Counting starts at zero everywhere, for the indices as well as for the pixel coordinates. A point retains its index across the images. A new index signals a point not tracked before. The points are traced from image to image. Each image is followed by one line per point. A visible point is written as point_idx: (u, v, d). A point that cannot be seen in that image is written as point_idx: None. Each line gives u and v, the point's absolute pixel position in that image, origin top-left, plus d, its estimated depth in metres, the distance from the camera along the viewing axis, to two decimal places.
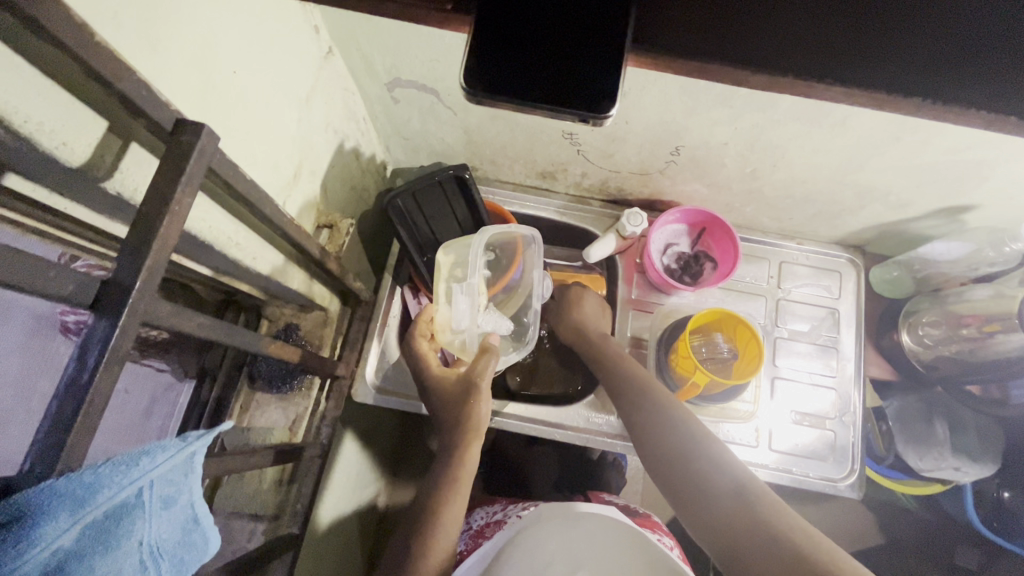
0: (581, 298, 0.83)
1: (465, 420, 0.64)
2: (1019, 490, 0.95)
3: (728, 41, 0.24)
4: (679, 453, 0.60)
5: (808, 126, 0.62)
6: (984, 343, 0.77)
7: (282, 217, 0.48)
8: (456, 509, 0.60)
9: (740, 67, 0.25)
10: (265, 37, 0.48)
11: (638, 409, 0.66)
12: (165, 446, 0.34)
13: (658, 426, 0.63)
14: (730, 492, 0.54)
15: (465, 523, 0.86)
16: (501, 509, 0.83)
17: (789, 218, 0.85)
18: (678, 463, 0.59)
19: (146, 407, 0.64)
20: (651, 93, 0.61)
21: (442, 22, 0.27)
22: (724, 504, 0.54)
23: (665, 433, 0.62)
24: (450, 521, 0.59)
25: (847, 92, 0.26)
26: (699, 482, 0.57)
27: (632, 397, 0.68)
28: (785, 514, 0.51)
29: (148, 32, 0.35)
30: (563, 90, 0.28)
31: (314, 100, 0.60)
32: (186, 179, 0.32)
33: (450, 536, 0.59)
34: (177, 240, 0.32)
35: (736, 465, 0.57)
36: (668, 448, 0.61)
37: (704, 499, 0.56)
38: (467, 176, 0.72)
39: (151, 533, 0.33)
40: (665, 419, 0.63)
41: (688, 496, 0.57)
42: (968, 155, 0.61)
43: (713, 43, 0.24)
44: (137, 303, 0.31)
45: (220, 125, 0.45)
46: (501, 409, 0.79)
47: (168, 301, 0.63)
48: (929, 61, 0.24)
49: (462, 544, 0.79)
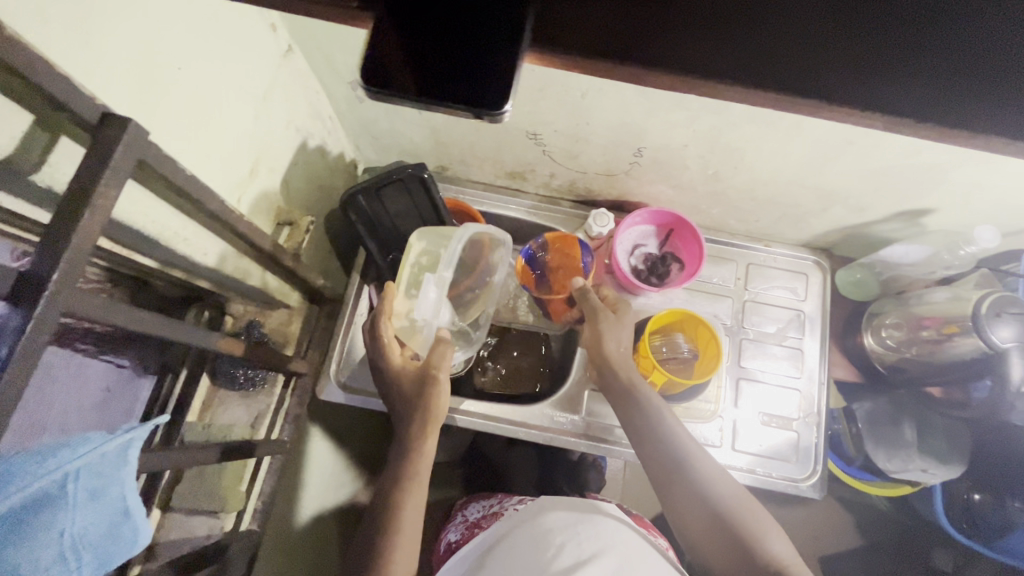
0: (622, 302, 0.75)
1: (426, 410, 0.65)
2: (988, 493, 0.96)
3: (621, 44, 0.25)
4: (680, 486, 0.59)
5: (763, 129, 0.62)
6: (944, 345, 0.76)
7: (228, 212, 0.48)
8: (412, 501, 0.61)
9: (633, 65, 0.26)
10: (215, 34, 0.48)
11: (634, 433, 0.64)
12: (89, 438, 0.35)
13: (654, 453, 0.61)
14: (730, 535, 0.55)
15: (462, 516, 0.90)
16: (497, 503, 0.86)
17: (755, 221, 0.86)
18: (678, 495, 0.59)
19: (126, 407, 0.67)
20: (608, 96, 0.61)
21: (348, 20, 0.27)
22: (724, 546, 0.55)
23: (663, 462, 0.61)
24: (409, 522, 0.59)
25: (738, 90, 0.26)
26: (700, 518, 0.57)
27: (629, 418, 0.65)
28: (763, 522, 0.56)
29: (80, 28, 0.36)
30: (455, 87, 0.27)
31: (272, 97, 0.60)
32: (109, 172, 0.32)
33: (413, 536, 0.59)
34: (100, 233, 0.33)
35: (737, 501, 0.57)
36: (668, 480, 0.60)
37: (705, 536, 0.56)
38: (426, 175, 0.71)
39: (74, 524, 0.33)
40: (663, 446, 0.61)
41: (688, 528, 0.58)
42: (920, 160, 0.62)
43: (602, 41, 0.25)
44: (55, 294, 0.31)
45: (161, 122, 0.45)
46: (469, 407, 0.80)
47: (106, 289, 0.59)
48: (820, 61, 0.24)
49: (456, 533, 0.84)
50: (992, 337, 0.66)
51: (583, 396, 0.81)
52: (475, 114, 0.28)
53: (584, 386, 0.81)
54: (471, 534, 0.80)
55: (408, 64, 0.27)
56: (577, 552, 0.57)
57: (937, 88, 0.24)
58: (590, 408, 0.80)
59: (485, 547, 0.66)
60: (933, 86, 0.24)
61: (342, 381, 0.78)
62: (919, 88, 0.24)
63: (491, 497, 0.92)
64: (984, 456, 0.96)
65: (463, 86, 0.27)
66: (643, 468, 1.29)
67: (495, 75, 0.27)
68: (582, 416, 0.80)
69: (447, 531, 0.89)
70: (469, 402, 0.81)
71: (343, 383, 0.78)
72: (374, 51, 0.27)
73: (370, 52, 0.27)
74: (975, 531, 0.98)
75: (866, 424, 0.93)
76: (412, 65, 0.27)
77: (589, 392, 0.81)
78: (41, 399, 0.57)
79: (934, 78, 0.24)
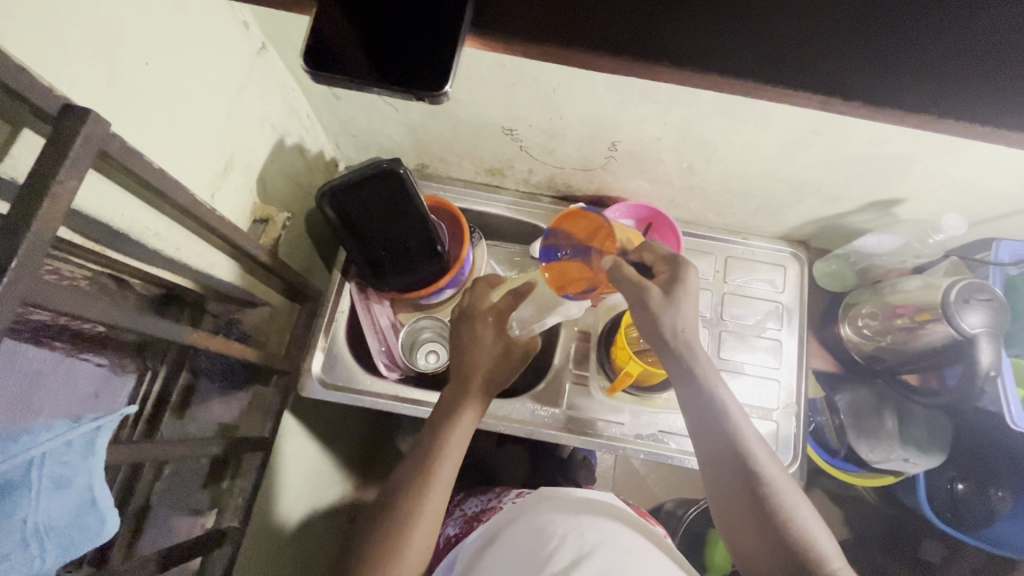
0: (676, 265, 0.60)
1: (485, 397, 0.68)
2: (972, 482, 0.97)
3: (555, 24, 0.26)
4: (740, 488, 0.54)
5: (732, 121, 0.63)
6: (916, 333, 0.77)
7: (198, 207, 0.49)
8: (439, 491, 0.62)
9: (568, 44, 0.27)
10: (183, 30, 0.48)
11: (693, 424, 0.57)
12: (49, 427, 0.35)
13: (714, 449, 0.56)
14: (787, 552, 0.50)
15: (460, 509, 0.92)
16: (495, 497, 0.87)
17: (732, 214, 0.88)
18: (735, 496, 0.54)
19: (99, 404, 0.63)
20: (579, 90, 0.62)
21: (291, 7, 0.28)
22: (777, 562, 0.50)
23: (722, 462, 0.55)
24: (425, 515, 0.60)
25: (660, 68, 0.28)
26: (755, 524, 0.53)
27: (688, 408, 0.57)
28: (798, 511, 0.53)
29: (40, 23, 0.36)
30: (404, 73, 0.29)
31: (247, 94, 0.61)
32: (69, 162, 0.33)
33: (430, 528, 0.60)
34: (60, 222, 0.33)
35: (798, 514, 0.52)
36: (725, 480, 0.55)
37: (756, 544, 0.52)
38: (400, 169, 0.71)
39: (37, 513, 0.34)
40: (724, 444, 0.55)
41: (724, 512, 0.55)
42: (885, 149, 0.63)
43: (536, 22, 0.26)
44: (14, 283, 0.31)
45: (129, 118, 0.46)
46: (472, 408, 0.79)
47: (76, 284, 0.55)
48: (740, 35, 0.26)
49: (455, 528, 0.86)
50: (961, 323, 0.68)
51: (563, 389, 0.81)
52: (416, 95, 0.29)
53: (563, 379, 0.82)
54: (470, 529, 0.82)
55: (360, 47, 0.29)
56: (579, 543, 0.57)
57: (847, 66, 0.26)
58: (570, 402, 0.81)
59: (479, 542, 0.67)
60: (851, 59, 0.25)
61: (325, 379, 0.79)
62: (832, 62, 0.26)
63: (490, 491, 0.94)
64: (964, 445, 0.97)
65: (405, 70, 0.29)
66: (633, 465, 1.29)
67: (436, 58, 0.29)
68: (563, 410, 0.80)
69: (446, 525, 0.91)
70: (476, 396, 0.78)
71: (325, 380, 0.79)
72: (317, 36, 0.28)
73: (315, 35, 0.28)
74: (959, 520, 0.98)
75: (848, 416, 0.93)
76: (352, 49, 0.29)
77: (569, 385, 0.81)
78: (30, 403, 0.54)
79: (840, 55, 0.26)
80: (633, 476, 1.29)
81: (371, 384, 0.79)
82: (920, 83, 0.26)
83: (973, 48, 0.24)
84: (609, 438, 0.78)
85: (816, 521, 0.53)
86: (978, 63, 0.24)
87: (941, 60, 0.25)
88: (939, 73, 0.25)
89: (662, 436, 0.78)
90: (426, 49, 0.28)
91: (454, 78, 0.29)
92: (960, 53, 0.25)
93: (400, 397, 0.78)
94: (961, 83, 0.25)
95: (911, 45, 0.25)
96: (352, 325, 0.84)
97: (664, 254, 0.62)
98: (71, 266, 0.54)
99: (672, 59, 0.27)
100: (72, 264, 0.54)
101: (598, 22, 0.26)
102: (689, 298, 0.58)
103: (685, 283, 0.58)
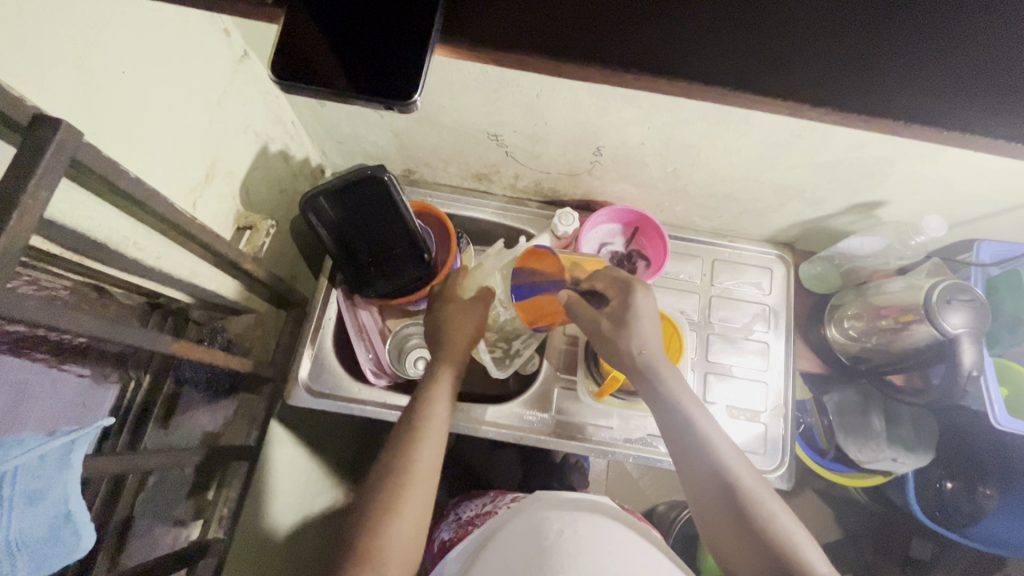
0: (624, 291, 0.64)
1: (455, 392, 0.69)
2: (960, 481, 0.98)
3: (521, 37, 0.27)
4: (715, 492, 0.55)
5: (714, 126, 0.63)
6: (900, 333, 0.78)
7: (177, 215, 0.48)
8: (418, 493, 0.58)
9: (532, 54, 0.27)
10: (160, 38, 0.48)
11: (665, 433, 0.59)
12: (23, 441, 0.35)
13: (687, 454, 0.57)
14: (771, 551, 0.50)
15: (455, 514, 0.93)
16: (489, 501, 0.87)
17: (718, 217, 0.88)
18: (712, 502, 0.55)
19: (78, 411, 0.65)
20: (561, 96, 0.63)
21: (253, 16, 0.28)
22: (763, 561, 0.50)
23: (695, 466, 0.56)
24: (410, 508, 0.57)
25: (628, 75, 0.28)
26: (730, 525, 0.53)
27: (657, 416, 0.60)
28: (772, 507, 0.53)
29: (11, 32, 0.36)
30: (374, 81, 0.29)
31: (227, 102, 0.60)
32: (40, 172, 0.33)
33: (417, 523, 0.57)
34: (31, 233, 0.33)
35: (772, 512, 0.52)
36: (698, 484, 0.56)
37: (739, 545, 0.52)
38: (386, 177, 0.71)
39: (10, 528, 0.33)
40: (695, 448, 0.57)
41: (707, 517, 0.55)
42: (865, 153, 0.64)
43: (500, 29, 0.27)
44: None
45: (104, 127, 0.45)
46: (461, 413, 0.79)
47: (51, 294, 0.56)
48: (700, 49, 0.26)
49: (451, 532, 0.86)
50: (944, 324, 0.68)
51: (552, 394, 0.81)
52: (387, 105, 0.29)
53: (552, 384, 0.81)
54: (465, 532, 0.82)
55: (329, 53, 0.29)
56: (575, 539, 0.57)
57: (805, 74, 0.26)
58: (559, 406, 0.80)
59: (475, 546, 0.67)
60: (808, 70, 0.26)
61: (311, 386, 0.78)
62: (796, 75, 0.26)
63: (485, 495, 0.94)
64: (951, 443, 0.98)
65: (370, 86, 0.29)
66: (626, 468, 1.29)
67: (405, 69, 0.29)
68: (552, 415, 0.80)
69: (442, 530, 0.91)
70: (466, 407, 0.79)
71: (312, 387, 0.78)
72: (287, 46, 0.28)
73: (284, 45, 0.28)
74: (947, 519, 0.98)
75: (836, 416, 0.93)
76: (318, 63, 0.29)
77: (558, 389, 0.81)
78: (13, 416, 0.57)
79: (791, 64, 0.26)
80: (626, 479, 1.29)
81: (358, 390, 0.78)
82: (897, 87, 0.26)
83: (937, 55, 0.25)
84: (598, 442, 0.78)
85: (791, 517, 0.53)
86: (955, 65, 0.25)
87: (899, 58, 0.25)
88: (905, 79, 0.25)
89: (651, 440, 0.77)
90: (390, 62, 0.29)
91: (424, 89, 0.29)
92: (925, 62, 0.25)
93: (388, 404, 0.78)
94: (923, 79, 0.25)
95: (880, 52, 0.25)
96: (339, 331, 0.84)
97: (617, 280, 0.65)
98: (50, 276, 0.55)
99: (639, 69, 0.27)
100: (50, 274, 0.54)
101: (559, 28, 0.26)
102: (639, 321, 0.61)
103: (634, 310, 0.62)
